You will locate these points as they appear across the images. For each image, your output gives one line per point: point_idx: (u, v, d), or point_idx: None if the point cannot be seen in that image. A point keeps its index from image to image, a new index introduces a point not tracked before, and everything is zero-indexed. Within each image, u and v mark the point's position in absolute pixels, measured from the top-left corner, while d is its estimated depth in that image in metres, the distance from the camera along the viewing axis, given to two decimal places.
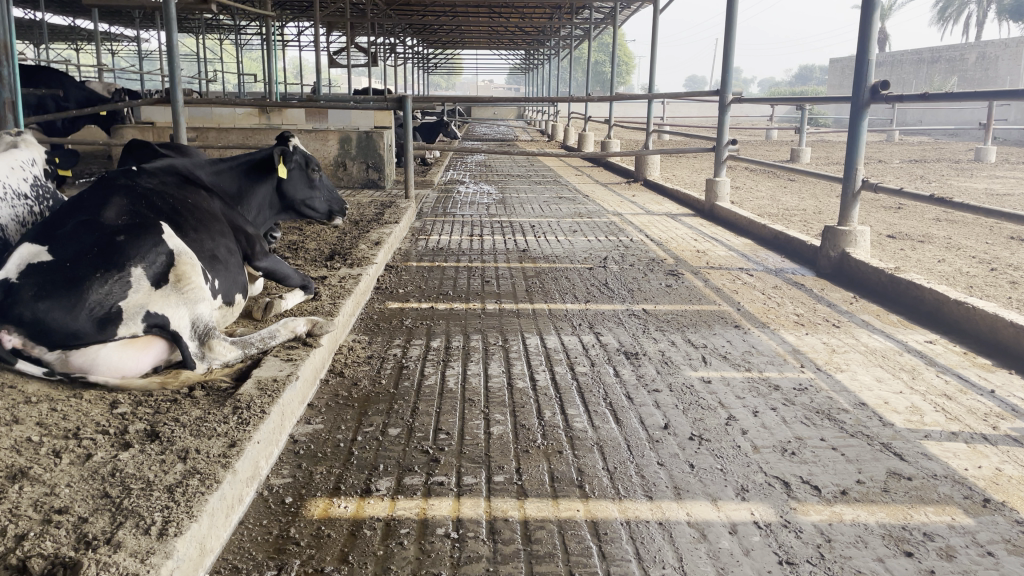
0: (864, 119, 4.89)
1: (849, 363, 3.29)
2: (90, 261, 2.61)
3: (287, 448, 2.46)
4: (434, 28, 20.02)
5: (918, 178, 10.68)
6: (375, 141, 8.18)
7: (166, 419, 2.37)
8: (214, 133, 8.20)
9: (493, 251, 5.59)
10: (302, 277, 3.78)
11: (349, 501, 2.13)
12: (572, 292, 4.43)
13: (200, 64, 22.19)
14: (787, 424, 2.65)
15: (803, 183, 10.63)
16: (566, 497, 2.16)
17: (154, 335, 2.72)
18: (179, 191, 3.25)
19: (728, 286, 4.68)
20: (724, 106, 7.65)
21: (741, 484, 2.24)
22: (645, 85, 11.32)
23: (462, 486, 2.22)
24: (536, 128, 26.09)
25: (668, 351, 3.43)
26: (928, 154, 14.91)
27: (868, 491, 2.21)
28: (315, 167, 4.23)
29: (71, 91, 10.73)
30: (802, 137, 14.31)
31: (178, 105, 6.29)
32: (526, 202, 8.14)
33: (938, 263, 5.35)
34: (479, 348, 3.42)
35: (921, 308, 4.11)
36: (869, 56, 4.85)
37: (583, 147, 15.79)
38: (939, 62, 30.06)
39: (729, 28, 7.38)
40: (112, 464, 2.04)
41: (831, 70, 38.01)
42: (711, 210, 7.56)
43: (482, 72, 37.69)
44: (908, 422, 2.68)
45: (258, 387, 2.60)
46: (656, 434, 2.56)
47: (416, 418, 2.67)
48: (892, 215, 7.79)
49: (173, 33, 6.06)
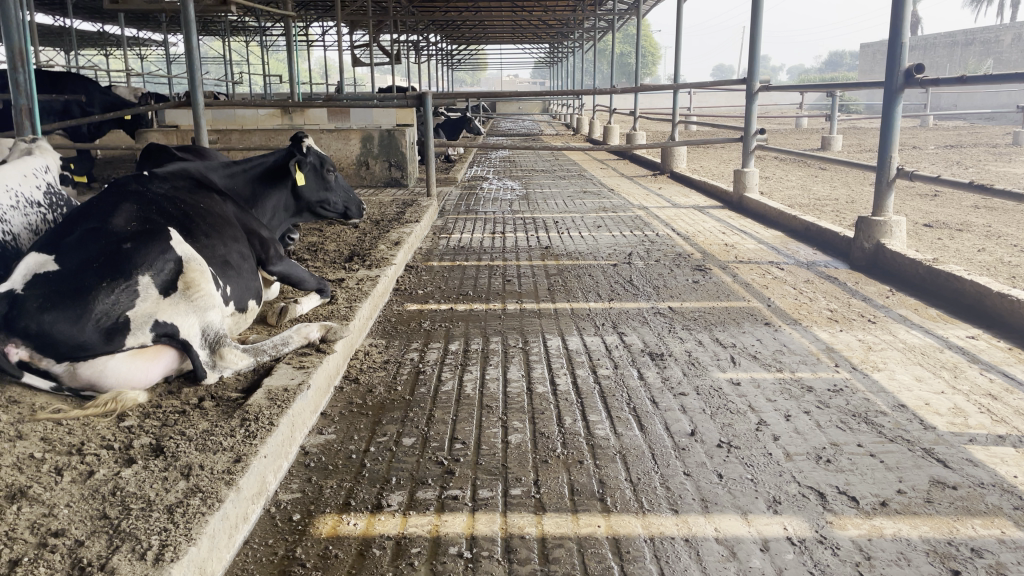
0: (898, 104, 4.69)
1: (886, 362, 3.13)
2: (96, 270, 2.54)
3: (297, 460, 2.37)
4: (456, 24, 19.92)
5: (955, 163, 10.40)
6: (397, 139, 8.08)
7: (172, 432, 2.29)
8: (237, 134, 8.17)
9: (516, 249, 5.48)
10: (317, 280, 3.70)
11: (360, 517, 2.04)
12: (596, 290, 4.30)
13: (226, 66, 22.23)
14: (822, 429, 2.51)
15: (835, 172, 10.41)
16: (586, 512, 2.05)
17: (164, 344, 2.66)
18: (191, 195, 3.18)
19: (758, 281, 4.53)
20: (752, 95, 7.45)
21: (773, 496, 2.11)
22: (671, 75, 11.12)
23: (478, 500, 2.11)
24: (562, 122, 25.94)
25: (695, 351, 3.29)
26: (965, 139, 14.53)
27: (910, 502, 2.06)
28: (329, 167, 4.12)
29: (95, 95, 10.78)
30: (833, 125, 14.00)
31: (198, 107, 6.23)
32: (550, 198, 8.03)
33: (978, 253, 5.15)
34: (499, 351, 3.32)
35: (961, 300, 3.93)
36: (902, 39, 4.65)
37: (609, 140, 15.62)
38: (973, 45, 29.33)
39: (756, 14, 7.18)
40: (113, 482, 1.97)
41: (862, 55, 37.38)
42: (740, 202, 7.38)
43: (506, 67, 37.50)
44: (951, 425, 2.52)
45: (268, 396, 2.51)
46: (682, 442, 2.44)
47: (431, 427, 2.57)
48: (928, 203, 7.54)
49: (191, 35, 5.98)
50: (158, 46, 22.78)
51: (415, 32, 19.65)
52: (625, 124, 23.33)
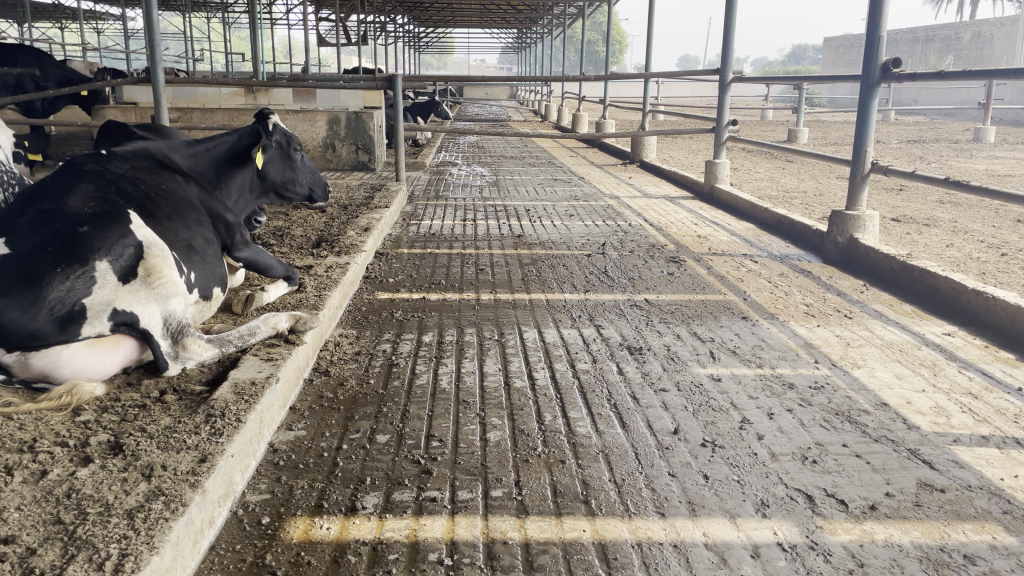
0: (874, 98, 4.66)
1: (865, 358, 3.11)
2: (49, 255, 2.38)
3: (265, 459, 2.26)
4: (425, 6, 19.64)
5: (918, 158, 10.53)
6: (364, 121, 7.90)
7: (132, 429, 2.16)
8: (199, 113, 7.93)
9: (488, 236, 5.37)
10: (285, 267, 3.56)
11: (334, 520, 1.94)
12: (570, 281, 4.22)
13: (186, 43, 21.59)
14: (806, 428, 2.47)
15: (802, 164, 10.46)
16: (570, 515, 1.97)
17: (123, 333, 2.51)
18: (152, 176, 3.02)
19: (733, 273, 4.48)
20: (726, 86, 7.41)
21: (760, 498, 2.05)
22: (642, 64, 11.07)
23: (457, 502, 2.02)
24: (529, 108, 25.83)
25: (674, 345, 3.23)
26: (927, 134, 14.75)
27: (899, 506, 2.03)
28: (296, 146, 3.97)
29: (49, 69, 10.39)
30: (799, 118, 14.08)
31: (158, 84, 6.00)
32: (520, 185, 7.94)
33: (947, 248, 5.18)
34: (474, 343, 3.22)
35: (935, 296, 3.93)
36: (880, 33, 4.61)
37: (578, 127, 15.56)
38: (934, 40, 29.81)
39: (730, 4, 7.14)
40: (69, 483, 1.84)
41: (825, 49, 37.65)
42: (711, 192, 7.35)
43: (474, 52, 37.15)
44: (934, 425, 2.49)
45: (234, 390, 2.39)
46: (666, 441, 2.37)
47: (406, 423, 2.47)
48: (894, 197, 7.60)
49: (152, 10, 5.74)
50: (116, 20, 22.03)
51: (382, 13, 19.28)
52: (593, 111, 23.25)
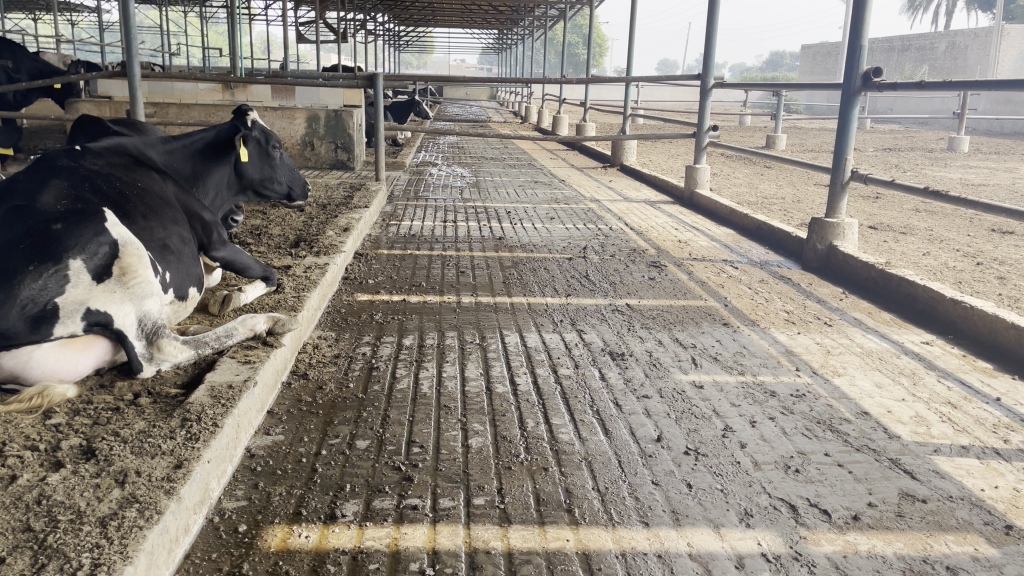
0: (855, 107, 4.69)
1: (845, 367, 3.12)
2: (21, 252, 2.33)
3: (242, 464, 2.21)
4: (407, 5, 19.57)
5: (894, 166, 10.66)
6: (344, 120, 7.83)
7: (104, 433, 2.10)
8: (176, 109, 7.82)
9: (468, 238, 5.34)
10: (263, 267, 3.51)
11: (312, 528, 1.91)
12: (552, 285, 4.20)
13: (163, 38, 21.30)
14: (788, 437, 2.46)
15: (780, 171, 10.52)
16: (554, 524, 1.95)
17: (96, 334, 2.45)
18: (128, 173, 2.96)
19: (714, 279, 4.49)
20: (707, 91, 7.43)
21: (744, 508, 2.04)
22: (623, 67, 11.09)
23: (439, 510, 1.99)
24: (510, 110, 25.78)
25: (656, 351, 3.22)
26: (902, 142, 14.93)
27: (882, 516, 2.02)
28: (275, 144, 3.91)
29: (22, 61, 10.20)
30: (777, 124, 14.18)
31: (134, 78, 5.91)
32: (501, 187, 7.90)
33: (924, 256, 5.23)
34: (455, 347, 3.19)
35: (914, 304, 3.96)
36: (862, 41, 4.64)
37: (558, 130, 15.57)
38: (910, 50, 30.22)
39: (712, 10, 7.17)
40: (38, 489, 1.79)
41: (802, 56, 37.93)
42: (691, 197, 7.38)
43: (454, 52, 37.04)
44: (915, 435, 2.50)
45: (210, 394, 2.34)
46: (649, 448, 2.36)
47: (387, 429, 2.43)
48: (871, 205, 7.67)
49: (129, 3, 5.65)
50: (92, 13, 21.68)
51: (363, 11, 19.18)
52: (573, 114, 23.27)
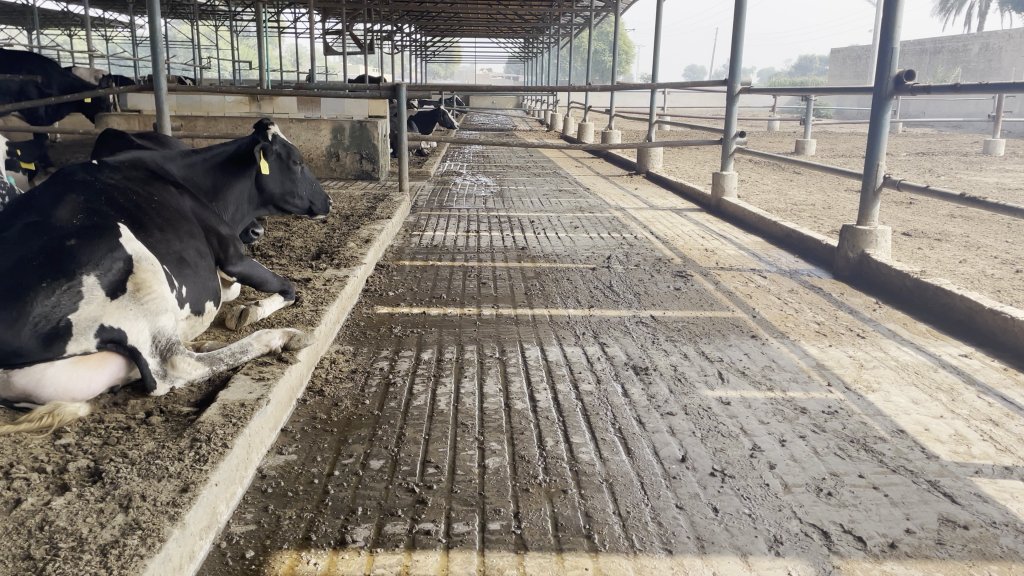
0: (887, 111, 4.55)
1: (879, 381, 2.99)
2: (35, 269, 2.30)
3: (253, 485, 2.16)
4: (433, 16, 19.64)
5: (928, 171, 10.43)
6: (368, 130, 7.81)
7: (112, 454, 2.06)
8: (203, 121, 7.87)
9: (491, 249, 5.28)
10: (281, 281, 3.47)
11: (321, 554, 1.84)
12: (575, 296, 4.12)
13: (194, 52, 21.59)
14: (819, 457, 2.36)
15: (809, 177, 10.34)
16: (572, 551, 1.86)
17: (109, 351, 2.41)
18: (145, 187, 2.93)
19: (741, 289, 4.37)
20: (734, 96, 7.30)
21: (773, 534, 1.94)
22: (648, 74, 11.00)
23: (452, 536, 1.92)
24: (535, 118, 25.76)
25: (681, 365, 3.12)
26: (936, 147, 14.63)
27: (920, 544, 1.91)
28: (296, 159, 3.88)
29: (54, 76, 10.34)
30: (806, 129, 13.96)
31: (161, 92, 5.93)
32: (525, 196, 7.85)
33: (961, 264, 5.06)
34: (475, 361, 3.12)
35: (950, 315, 3.82)
36: (893, 44, 4.50)
37: (584, 137, 15.50)
38: (942, 53, 29.72)
39: (739, 15, 7.06)
40: (42, 515, 1.74)
41: (832, 59, 37.47)
42: (718, 205, 7.25)
43: (480, 61, 37.13)
44: (954, 455, 2.38)
45: (222, 412, 2.29)
46: (673, 469, 2.27)
47: (402, 448, 2.37)
48: (905, 211, 7.49)
49: (155, 16, 5.67)
50: (125, 28, 21.98)
51: (389, 22, 19.27)
52: (599, 122, 23.16)
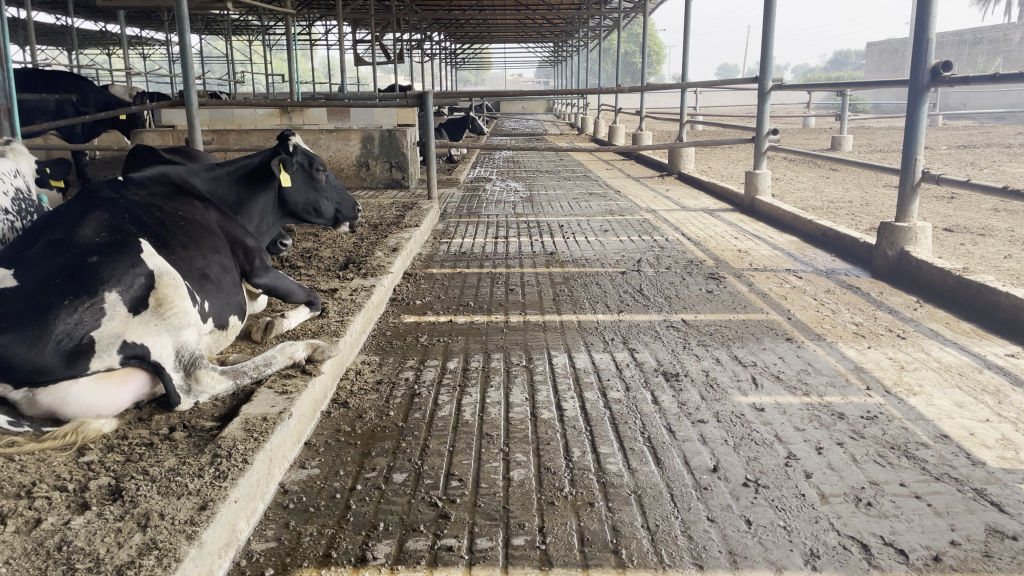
0: (924, 105, 4.41)
1: (921, 384, 2.88)
2: (57, 287, 2.30)
3: (274, 501, 2.13)
4: (461, 23, 19.68)
5: (970, 164, 10.16)
6: (397, 139, 7.82)
7: (133, 471, 2.05)
8: (234, 135, 7.96)
9: (519, 254, 5.23)
10: (307, 292, 3.45)
11: (341, 571, 1.81)
12: (604, 301, 4.05)
13: (228, 67, 21.92)
14: (858, 465, 2.26)
15: (846, 173, 10.13)
16: (599, 568, 1.80)
17: (133, 367, 2.41)
18: (170, 202, 2.94)
19: (776, 290, 4.26)
20: (766, 93, 7.17)
21: (810, 548, 1.86)
22: (679, 74, 10.87)
23: (475, 552, 1.87)
24: (567, 121, 25.69)
25: (713, 370, 3.04)
26: (977, 139, 14.27)
27: (966, 557, 1.82)
28: (319, 167, 3.87)
29: (91, 95, 10.54)
30: (842, 125, 13.70)
31: (191, 106, 5.98)
32: (555, 200, 7.79)
33: (1005, 260, 4.89)
34: (501, 370, 3.07)
35: (995, 312, 3.68)
36: (928, 34, 4.36)
37: (616, 139, 15.39)
38: (981, 44, 29.03)
39: (769, 11, 6.93)
40: (60, 534, 1.72)
41: (867, 54, 36.87)
42: (751, 204, 7.12)
43: (511, 67, 37.18)
44: (1001, 461, 2.27)
45: (244, 427, 2.26)
46: (704, 480, 2.19)
47: (425, 460, 2.32)
48: (947, 206, 7.28)
49: (184, 32, 5.72)
50: (162, 45, 22.38)
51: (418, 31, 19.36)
52: (630, 123, 23.01)
